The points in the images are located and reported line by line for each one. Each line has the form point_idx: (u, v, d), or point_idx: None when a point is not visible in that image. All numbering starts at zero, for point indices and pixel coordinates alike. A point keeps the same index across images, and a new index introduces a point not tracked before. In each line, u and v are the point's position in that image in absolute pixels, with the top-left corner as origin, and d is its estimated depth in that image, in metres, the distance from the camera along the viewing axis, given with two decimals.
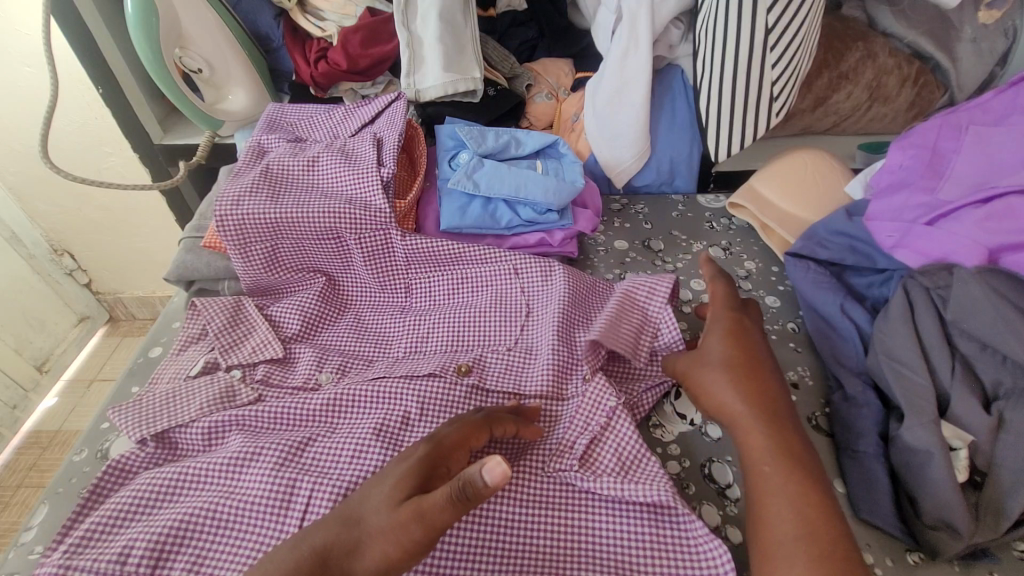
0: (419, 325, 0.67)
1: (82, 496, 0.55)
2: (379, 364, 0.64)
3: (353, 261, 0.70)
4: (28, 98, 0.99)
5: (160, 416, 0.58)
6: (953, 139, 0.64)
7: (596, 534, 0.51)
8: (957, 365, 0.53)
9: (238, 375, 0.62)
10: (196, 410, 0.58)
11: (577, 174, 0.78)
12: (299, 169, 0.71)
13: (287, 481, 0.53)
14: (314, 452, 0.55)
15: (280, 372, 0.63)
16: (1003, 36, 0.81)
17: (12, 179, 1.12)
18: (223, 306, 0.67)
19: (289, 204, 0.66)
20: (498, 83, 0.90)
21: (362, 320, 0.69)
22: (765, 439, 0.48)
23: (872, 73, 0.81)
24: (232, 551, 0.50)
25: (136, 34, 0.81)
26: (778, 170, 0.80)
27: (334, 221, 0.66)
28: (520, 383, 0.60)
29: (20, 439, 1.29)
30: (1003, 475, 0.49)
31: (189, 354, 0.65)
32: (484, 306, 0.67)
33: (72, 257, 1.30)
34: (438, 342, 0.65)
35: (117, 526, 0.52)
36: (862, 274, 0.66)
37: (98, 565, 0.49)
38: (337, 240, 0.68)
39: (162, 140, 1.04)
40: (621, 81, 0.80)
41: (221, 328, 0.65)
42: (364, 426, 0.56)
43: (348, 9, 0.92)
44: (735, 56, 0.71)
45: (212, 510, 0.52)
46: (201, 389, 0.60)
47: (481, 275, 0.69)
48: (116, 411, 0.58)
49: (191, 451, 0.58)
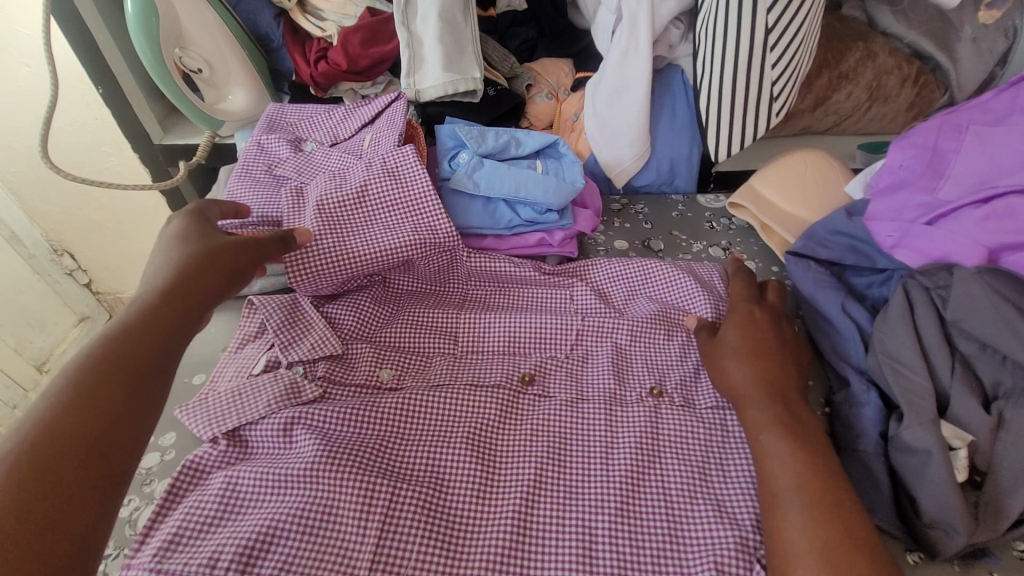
0: (476, 322, 0.67)
1: (160, 496, 0.53)
2: (438, 361, 0.65)
3: (415, 268, 0.70)
4: (29, 99, 1.00)
5: (230, 412, 0.57)
6: (953, 139, 0.64)
7: (691, 536, 0.50)
8: (957, 364, 0.53)
9: (300, 371, 0.61)
10: (265, 406, 0.57)
11: (577, 173, 0.78)
12: (351, 195, 0.67)
13: (369, 482, 0.52)
14: (392, 455, 0.55)
15: (341, 369, 0.62)
16: (1004, 36, 0.81)
17: (11, 178, 1.12)
18: (280, 304, 0.65)
19: (359, 245, 0.66)
20: (498, 83, 0.90)
21: (419, 320, 0.68)
22: (761, 416, 0.50)
23: (872, 73, 0.81)
24: (320, 555, 0.49)
25: (136, 34, 0.81)
26: (776, 170, 0.80)
27: (407, 251, 0.67)
28: (580, 391, 0.62)
29: None
30: (1002, 475, 0.49)
31: (251, 349, 0.65)
32: (540, 316, 0.68)
33: (72, 257, 1.29)
34: (495, 341, 0.66)
35: (198, 532, 0.50)
36: (862, 274, 0.66)
37: (188, 569, 0.47)
38: (404, 263, 0.69)
39: (162, 140, 1.05)
40: (621, 82, 0.80)
41: (279, 325, 0.63)
42: (434, 432, 0.57)
43: (347, 9, 0.92)
44: (735, 56, 0.71)
45: (299, 515, 0.50)
46: (266, 385, 0.58)
47: (541, 297, 0.71)
48: (183, 411, 0.58)
49: (262, 449, 0.56)
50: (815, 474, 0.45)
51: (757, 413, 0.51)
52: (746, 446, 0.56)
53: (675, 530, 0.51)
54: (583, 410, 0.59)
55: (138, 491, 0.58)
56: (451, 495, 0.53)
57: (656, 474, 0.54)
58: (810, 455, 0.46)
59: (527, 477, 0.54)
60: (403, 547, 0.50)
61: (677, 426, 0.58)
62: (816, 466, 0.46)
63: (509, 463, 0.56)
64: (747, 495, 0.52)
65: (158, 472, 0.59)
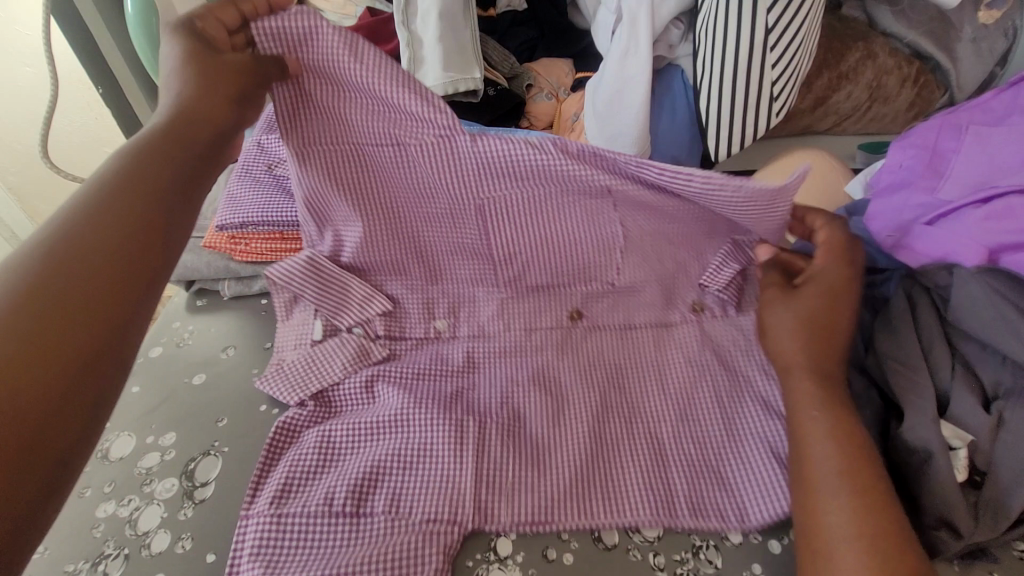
0: (514, 255, 0.64)
1: (262, 454, 0.56)
2: (484, 302, 0.66)
3: (410, 150, 0.58)
4: (30, 99, 1.00)
5: (310, 378, 0.61)
6: (953, 139, 0.64)
7: (715, 494, 0.54)
8: (957, 365, 0.53)
9: (362, 333, 0.64)
10: (343, 367, 0.61)
11: None
12: (310, 47, 0.52)
13: (455, 422, 0.56)
14: (467, 398, 0.60)
15: (397, 325, 0.65)
16: (1004, 36, 0.81)
17: (11, 179, 1.11)
18: (302, 268, 0.64)
19: (340, 94, 0.55)
20: (499, 83, 0.89)
21: (433, 247, 0.65)
22: (813, 390, 0.49)
23: (872, 73, 0.82)
24: (420, 485, 0.53)
25: (137, 34, 0.81)
26: (776, 170, 0.80)
27: (393, 128, 0.57)
28: (626, 344, 0.63)
29: None
30: (1003, 475, 0.49)
31: (299, 315, 0.66)
32: (569, 228, 0.62)
33: None
34: (540, 274, 0.65)
35: (305, 480, 0.54)
36: (862, 274, 0.66)
37: (309, 512, 0.51)
38: (397, 143, 0.58)
39: None
40: (621, 82, 0.79)
41: (316, 293, 0.64)
42: (502, 377, 0.62)
43: (348, 10, 0.92)
44: (735, 57, 0.71)
45: (396, 455, 0.54)
46: (336, 349, 0.62)
47: (567, 212, 0.61)
48: (265, 380, 0.62)
49: (347, 405, 0.61)
50: (856, 463, 0.45)
51: (803, 389, 0.49)
52: (767, 404, 0.57)
53: (696, 482, 0.54)
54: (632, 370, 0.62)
55: (138, 491, 0.57)
56: (525, 430, 0.57)
57: (684, 429, 0.57)
58: (854, 441, 0.46)
59: (588, 416, 0.58)
60: (492, 483, 0.54)
61: (707, 382, 0.60)
62: (854, 455, 0.45)
63: (569, 401, 0.59)
64: (768, 451, 0.54)
65: (159, 472, 0.59)
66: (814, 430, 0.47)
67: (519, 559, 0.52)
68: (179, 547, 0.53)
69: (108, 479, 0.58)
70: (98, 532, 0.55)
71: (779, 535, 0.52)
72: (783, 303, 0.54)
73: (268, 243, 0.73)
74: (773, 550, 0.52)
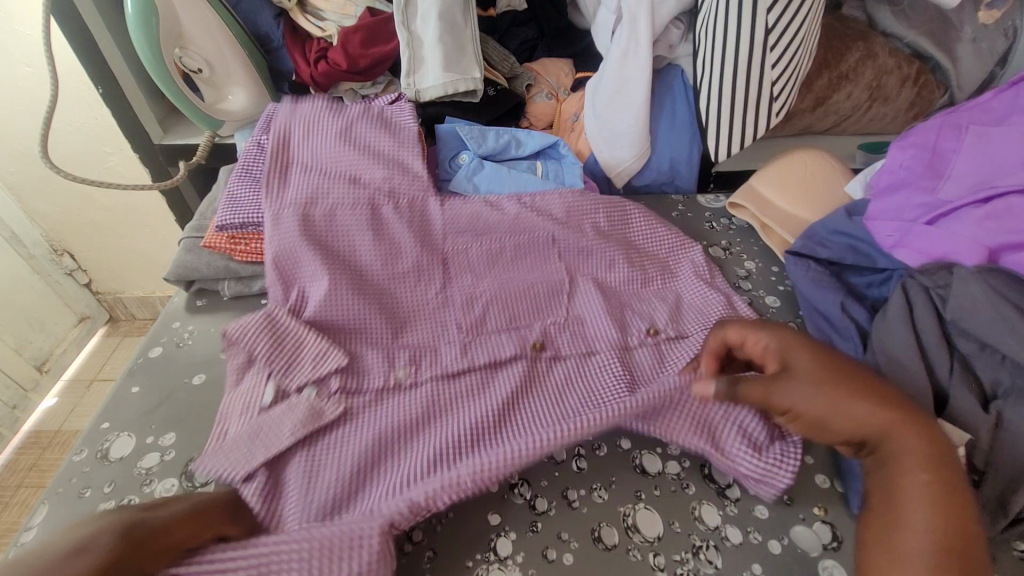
0: (477, 304, 0.66)
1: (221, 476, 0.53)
2: (448, 347, 0.63)
3: (403, 250, 0.69)
4: (29, 98, 0.99)
5: (258, 446, 0.54)
6: (953, 139, 0.64)
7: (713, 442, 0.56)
8: (956, 363, 0.53)
9: (313, 393, 0.58)
10: (290, 431, 0.54)
11: (577, 176, 0.78)
12: (297, 132, 0.77)
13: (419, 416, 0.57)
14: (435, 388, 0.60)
15: (353, 380, 0.60)
16: (1004, 36, 0.81)
17: (11, 178, 1.12)
18: (257, 327, 0.60)
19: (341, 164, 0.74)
20: (498, 83, 0.89)
21: (397, 305, 0.66)
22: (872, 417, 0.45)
23: (872, 73, 0.81)
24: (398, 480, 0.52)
25: (136, 34, 0.81)
26: (777, 169, 0.80)
27: (405, 224, 0.71)
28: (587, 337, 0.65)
29: (20, 439, 1.29)
30: (1001, 473, 0.49)
31: (247, 382, 0.60)
32: (524, 273, 0.70)
33: (71, 257, 1.30)
34: (500, 321, 0.66)
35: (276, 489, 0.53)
36: (861, 274, 0.67)
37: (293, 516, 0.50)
38: (384, 228, 0.70)
39: (162, 140, 1.04)
40: (621, 82, 0.79)
41: (268, 352, 0.60)
42: (465, 363, 0.62)
43: (347, 9, 0.92)
44: (735, 56, 0.71)
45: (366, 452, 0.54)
46: (283, 417, 0.56)
47: (527, 277, 0.69)
48: (200, 466, 0.54)
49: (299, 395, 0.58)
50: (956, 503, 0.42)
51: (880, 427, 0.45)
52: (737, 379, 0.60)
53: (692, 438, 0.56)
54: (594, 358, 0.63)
55: (137, 491, 0.57)
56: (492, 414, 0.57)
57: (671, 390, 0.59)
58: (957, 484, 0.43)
59: (553, 402, 0.58)
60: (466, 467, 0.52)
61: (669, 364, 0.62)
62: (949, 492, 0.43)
63: (538, 383, 0.61)
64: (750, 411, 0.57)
65: (158, 472, 0.58)
66: (914, 488, 0.43)
67: (519, 559, 0.51)
68: None
69: (108, 480, 0.58)
70: None
71: (779, 535, 0.52)
72: (800, 349, 0.50)
73: (266, 243, 0.73)
74: (773, 550, 0.52)
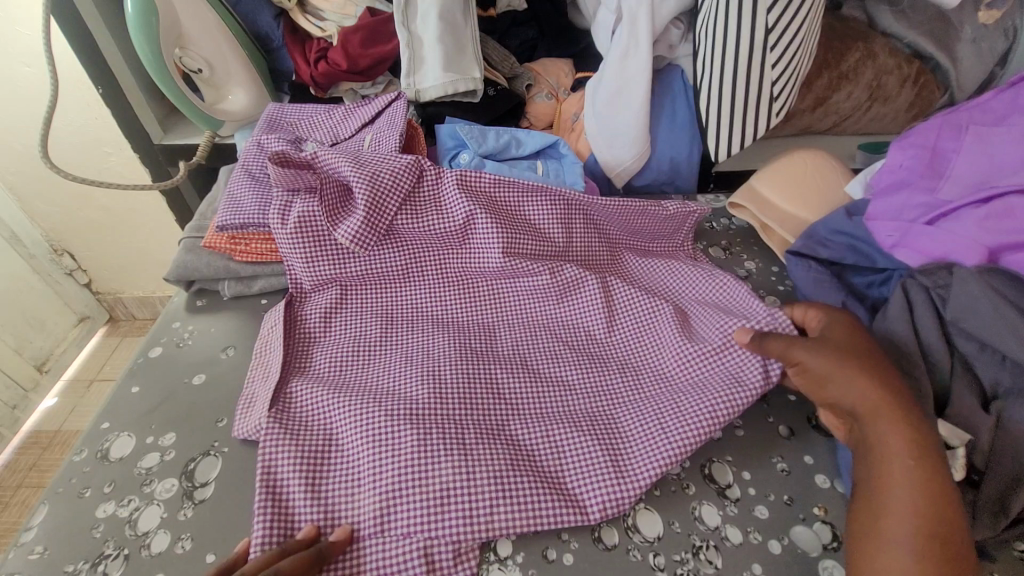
0: (519, 355, 0.64)
1: (261, 475, 0.53)
2: (501, 382, 0.61)
3: (424, 274, 0.71)
4: (29, 98, 0.99)
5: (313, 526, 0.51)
6: (953, 139, 0.64)
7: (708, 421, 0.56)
8: (955, 364, 0.53)
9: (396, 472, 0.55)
10: (338, 462, 0.55)
11: (577, 174, 0.78)
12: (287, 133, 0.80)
13: (462, 417, 0.57)
14: (486, 388, 0.60)
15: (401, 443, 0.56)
16: (1003, 36, 0.81)
17: (12, 178, 1.12)
18: (296, 429, 0.57)
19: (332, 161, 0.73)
20: (498, 83, 0.90)
21: (424, 346, 0.65)
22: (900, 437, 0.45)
23: (872, 73, 0.81)
24: (443, 498, 0.51)
25: (136, 34, 0.81)
26: (777, 169, 0.80)
27: (437, 245, 0.71)
28: (614, 322, 0.67)
29: (20, 439, 1.29)
30: (1001, 474, 0.49)
31: (285, 466, 0.54)
32: (551, 317, 0.68)
33: (72, 257, 1.30)
34: (545, 363, 0.64)
35: (317, 479, 0.54)
36: (862, 274, 0.67)
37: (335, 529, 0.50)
38: (415, 260, 0.71)
39: (162, 140, 1.04)
40: (621, 82, 0.79)
41: (300, 446, 0.55)
42: (511, 367, 0.63)
43: (347, 9, 0.92)
44: (736, 56, 0.71)
45: (409, 461, 0.53)
46: (335, 493, 0.53)
47: (558, 321, 0.68)
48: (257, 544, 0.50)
49: (320, 399, 0.59)
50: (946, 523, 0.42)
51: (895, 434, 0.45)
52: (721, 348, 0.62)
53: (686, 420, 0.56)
54: (615, 348, 0.65)
55: (137, 491, 0.57)
56: (526, 421, 0.58)
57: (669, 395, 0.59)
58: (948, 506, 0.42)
59: (587, 400, 0.60)
60: (507, 477, 0.53)
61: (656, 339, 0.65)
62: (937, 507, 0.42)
63: (571, 381, 0.62)
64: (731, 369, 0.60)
65: (158, 472, 0.58)
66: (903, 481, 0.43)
67: (520, 561, 0.51)
68: (179, 547, 0.53)
69: (108, 480, 0.58)
70: (98, 532, 0.54)
71: (779, 535, 0.52)
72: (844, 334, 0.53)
73: (268, 243, 0.73)
74: (773, 550, 0.51)
